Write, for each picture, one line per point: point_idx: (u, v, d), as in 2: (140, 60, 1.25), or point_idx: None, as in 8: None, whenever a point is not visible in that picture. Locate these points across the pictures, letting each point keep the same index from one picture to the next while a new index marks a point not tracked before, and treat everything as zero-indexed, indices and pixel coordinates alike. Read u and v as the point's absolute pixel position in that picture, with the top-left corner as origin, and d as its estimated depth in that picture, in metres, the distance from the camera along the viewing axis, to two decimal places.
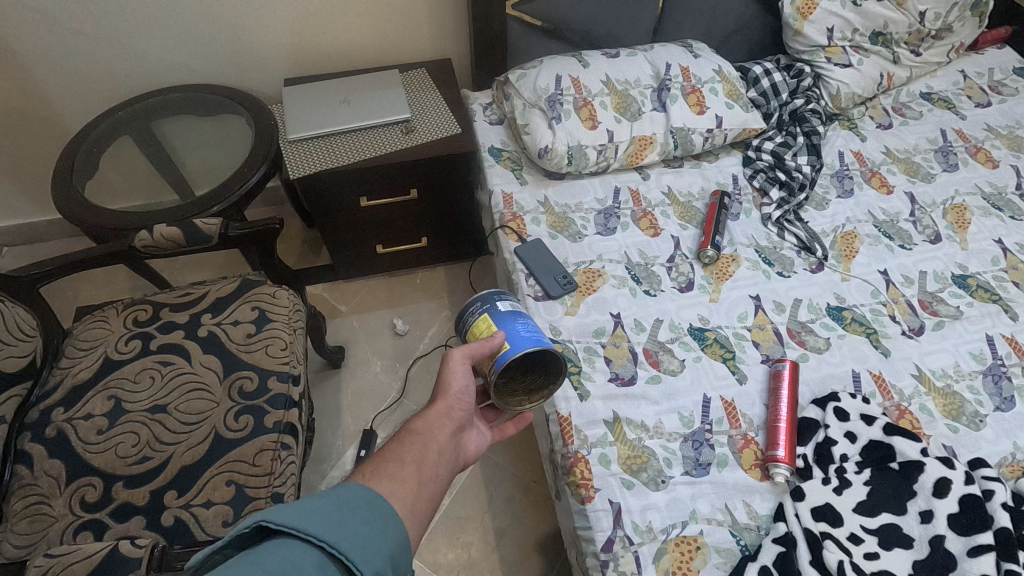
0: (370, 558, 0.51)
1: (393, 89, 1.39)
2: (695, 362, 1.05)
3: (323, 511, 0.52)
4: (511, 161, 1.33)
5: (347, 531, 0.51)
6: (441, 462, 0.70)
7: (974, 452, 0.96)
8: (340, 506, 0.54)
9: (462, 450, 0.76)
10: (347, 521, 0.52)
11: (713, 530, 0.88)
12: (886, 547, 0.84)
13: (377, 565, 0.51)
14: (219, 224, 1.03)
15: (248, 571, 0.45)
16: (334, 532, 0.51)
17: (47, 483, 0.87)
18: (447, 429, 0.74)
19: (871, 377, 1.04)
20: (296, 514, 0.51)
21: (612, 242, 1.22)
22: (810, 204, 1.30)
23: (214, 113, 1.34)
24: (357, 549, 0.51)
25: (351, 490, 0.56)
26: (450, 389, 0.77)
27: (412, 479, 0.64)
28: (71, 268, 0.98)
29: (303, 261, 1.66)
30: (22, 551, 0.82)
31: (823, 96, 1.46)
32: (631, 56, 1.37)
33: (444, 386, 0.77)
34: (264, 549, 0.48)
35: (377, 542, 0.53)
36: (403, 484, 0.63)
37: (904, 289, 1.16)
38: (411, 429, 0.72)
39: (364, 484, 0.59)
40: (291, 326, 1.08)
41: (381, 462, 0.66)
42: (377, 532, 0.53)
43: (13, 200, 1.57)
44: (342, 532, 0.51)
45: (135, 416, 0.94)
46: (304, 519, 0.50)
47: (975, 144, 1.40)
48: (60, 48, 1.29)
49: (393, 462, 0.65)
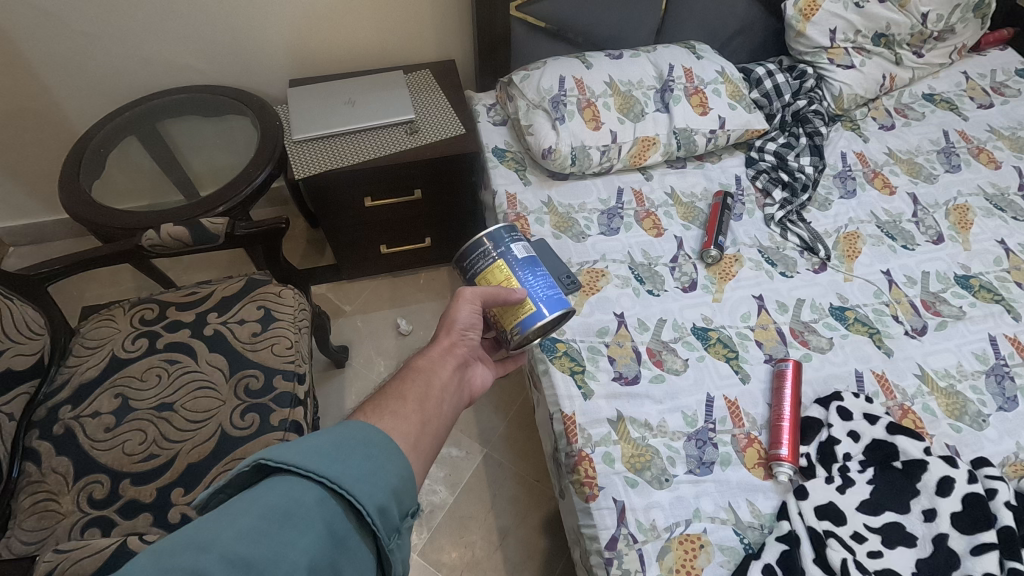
0: (372, 492, 0.49)
1: (397, 90, 1.40)
2: (699, 361, 1.06)
3: (322, 447, 0.51)
4: (515, 162, 1.34)
5: (347, 466, 0.50)
6: (446, 397, 0.70)
7: (977, 452, 0.96)
8: (339, 442, 0.52)
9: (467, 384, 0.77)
10: (347, 456, 0.51)
11: (716, 528, 0.88)
12: (889, 545, 0.84)
13: (380, 499, 0.50)
14: (225, 224, 1.03)
15: (245, 509, 0.45)
16: (333, 467, 0.49)
17: (55, 480, 0.88)
18: (453, 364, 0.75)
19: (874, 377, 1.04)
20: (294, 450, 0.49)
21: (616, 243, 1.22)
22: (813, 205, 1.30)
23: (220, 113, 1.35)
24: (358, 482, 0.49)
25: (352, 425, 0.55)
26: (455, 325, 0.79)
27: (414, 416, 0.63)
28: (79, 267, 0.99)
29: (307, 261, 1.66)
30: (31, 547, 0.83)
31: (826, 98, 1.46)
32: (635, 57, 1.38)
33: (449, 323, 0.79)
34: (263, 488, 0.47)
35: (378, 475, 0.51)
36: (405, 420, 0.62)
37: (907, 289, 1.16)
38: (416, 366, 0.72)
39: (364, 421, 0.57)
40: (296, 326, 1.08)
41: (383, 399, 0.65)
42: (379, 466, 0.52)
43: (20, 200, 1.58)
44: (342, 467, 0.50)
45: (142, 414, 0.95)
46: (302, 456, 0.49)
47: (978, 145, 1.40)
48: (68, 49, 1.30)
49: (394, 399, 0.65)
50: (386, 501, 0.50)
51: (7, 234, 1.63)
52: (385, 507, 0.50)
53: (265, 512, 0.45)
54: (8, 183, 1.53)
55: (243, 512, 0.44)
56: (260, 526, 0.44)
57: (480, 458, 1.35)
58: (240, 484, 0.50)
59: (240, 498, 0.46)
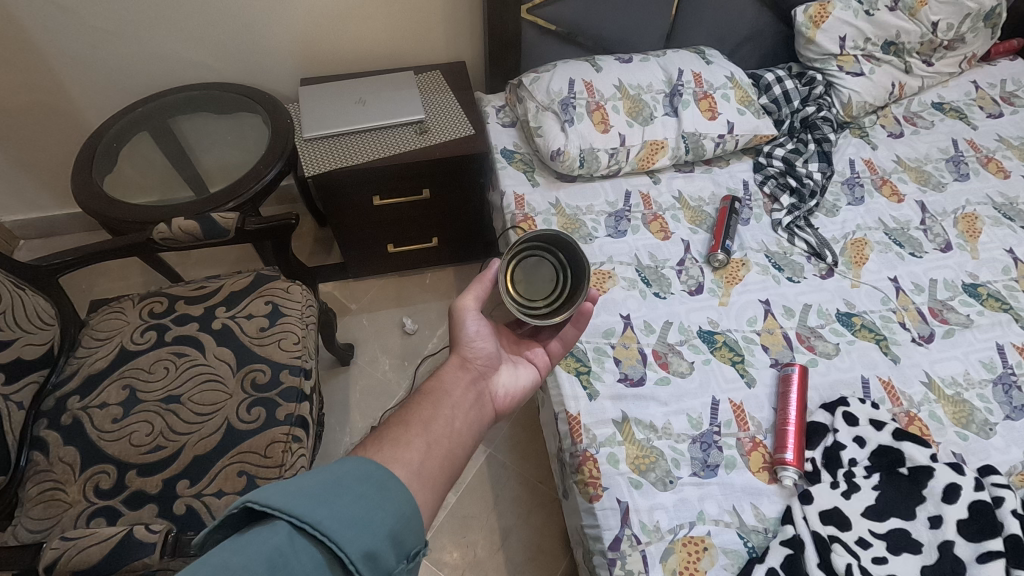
0: (360, 538, 0.48)
1: (408, 90, 1.41)
2: (705, 364, 1.06)
3: (310, 488, 0.50)
4: (523, 163, 1.35)
5: (333, 509, 0.48)
6: (458, 413, 0.71)
7: (983, 460, 0.96)
8: (328, 483, 0.51)
9: (492, 400, 0.79)
10: (334, 498, 0.49)
11: (720, 531, 0.88)
12: (894, 552, 0.84)
13: (368, 544, 0.48)
14: (236, 218, 1.04)
15: (228, 558, 0.43)
16: (317, 511, 0.48)
17: (62, 469, 0.89)
18: (465, 380, 0.77)
19: (881, 383, 1.04)
20: (279, 492, 0.48)
21: (623, 245, 1.23)
22: (820, 211, 1.30)
23: (232, 112, 1.36)
24: (343, 526, 0.48)
25: (342, 464, 0.54)
26: (460, 340, 0.80)
27: (417, 441, 0.63)
28: (90, 259, 0.99)
29: (315, 259, 1.67)
30: (37, 535, 0.83)
31: (834, 105, 1.46)
32: (644, 61, 1.39)
33: (454, 341, 0.81)
34: (246, 533, 0.46)
35: (367, 519, 0.49)
36: (407, 447, 0.62)
37: (914, 296, 1.16)
38: (423, 387, 0.74)
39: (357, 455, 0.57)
40: (303, 322, 1.09)
41: (387, 429, 0.65)
42: (369, 507, 0.50)
43: (32, 193, 1.59)
44: (328, 509, 0.48)
45: (149, 405, 0.95)
46: (285, 499, 0.48)
47: (987, 154, 1.40)
48: (83, 45, 1.31)
49: (398, 426, 0.65)
50: (377, 546, 0.49)
51: (18, 227, 1.65)
52: (375, 554, 0.48)
53: (244, 558, 0.44)
54: (21, 176, 1.54)
55: (225, 562, 0.43)
56: (240, 569, 0.43)
57: (484, 458, 1.35)
58: (229, 528, 0.49)
59: (224, 547, 0.45)
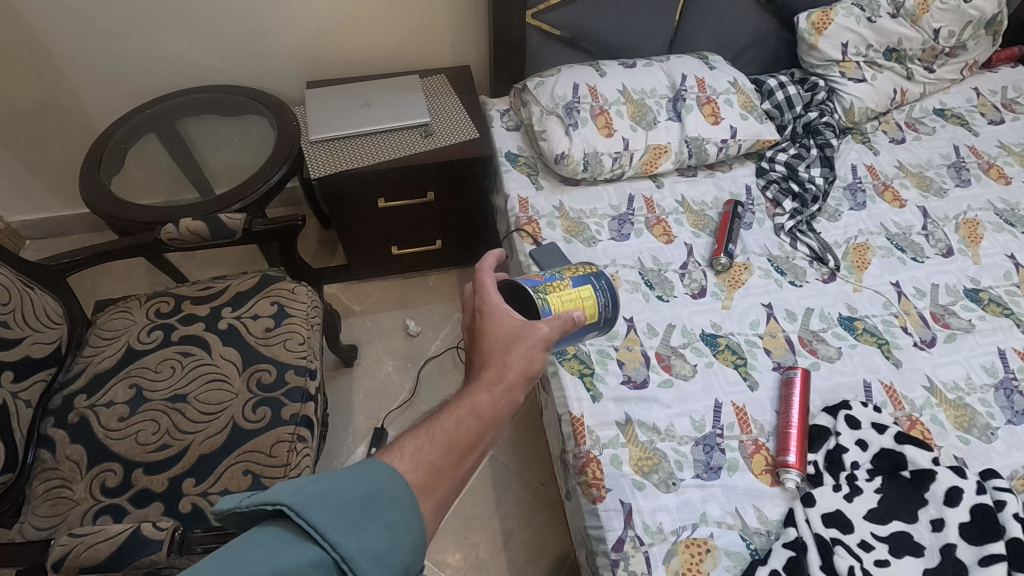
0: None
1: (413, 94, 1.42)
2: (707, 367, 1.06)
3: (344, 506, 0.48)
4: (528, 166, 1.36)
5: (363, 541, 0.47)
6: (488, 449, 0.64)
7: (985, 464, 0.96)
8: (361, 504, 0.49)
9: None
10: (366, 525, 0.48)
11: (723, 533, 0.88)
12: (897, 555, 0.84)
13: None
14: (243, 220, 1.05)
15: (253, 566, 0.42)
16: (350, 539, 0.46)
17: (69, 467, 0.89)
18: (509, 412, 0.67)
19: (883, 387, 1.04)
20: (317, 507, 0.47)
21: (626, 248, 1.23)
22: (822, 216, 1.31)
23: (238, 114, 1.38)
24: (368, 562, 0.46)
25: (378, 479, 0.51)
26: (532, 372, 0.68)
27: (452, 476, 0.57)
28: (98, 259, 1.00)
29: (319, 260, 1.69)
30: (44, 532, 0.84)
31: (837, 110, 1.47)
32: (648, 66, 1.40)
33: (525, 365, 0.68)
34: (274, 542, 0.45)
35: (390, 557, 0.47)
36: (441, 479, 0.56)
37: (916, 301, 1.17)
38: (474, 411, 0.62)
39: (392, 471, 0.53)
40: (309, 323, 1.09)
41: (426, 447, 0.57)
42: (395, 542, 0.48)
43: (39, 194, 1.60)
44: (357, 538, 0.46)
45: (155, 404, 0.96)
46: (320, 517, 0.46)
47: (988, 160, 1.41)
48: (92, 47, 1.33)
49: (439, 448, 0.57)
50: None
51: (24, 227, 1.66)
52: None
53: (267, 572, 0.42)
54: (28, 176, 1.55)
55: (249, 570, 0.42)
56: None
57: (486, 460, 1.36)
58: (256, 515, 0.48)
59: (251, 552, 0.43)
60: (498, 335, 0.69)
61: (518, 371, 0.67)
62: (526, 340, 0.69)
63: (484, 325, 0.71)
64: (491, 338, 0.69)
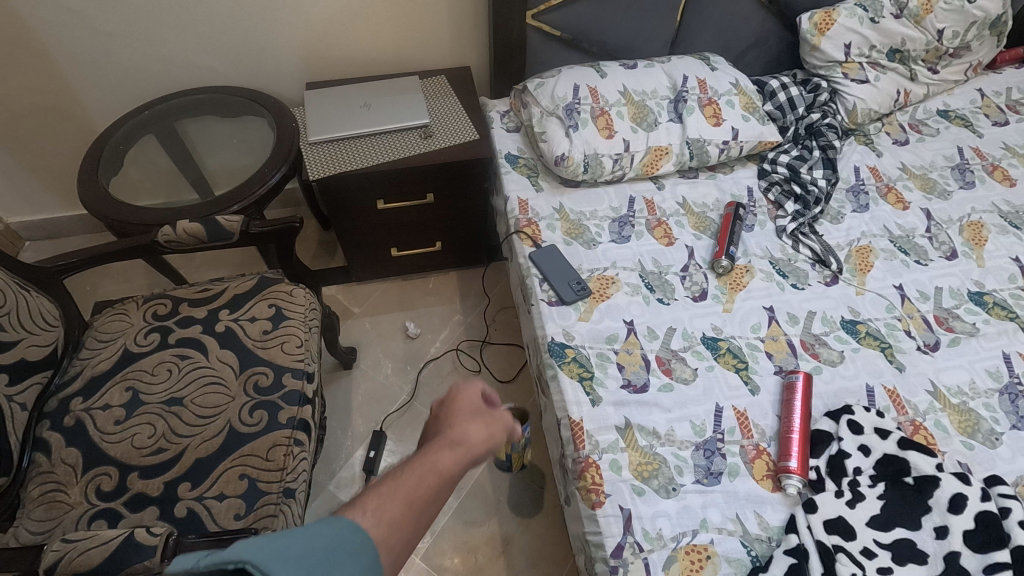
0: None
1: (413, 95, 1.41)
2: (708, 370, 1.05)
3: (313, 562, 0.46)
4: (527, 168, 1.35)
5: None
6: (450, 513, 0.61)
7: (989, 470, 0.95)
8: (328, 557, 0.48)
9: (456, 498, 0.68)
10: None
11: (723, 539, 0.87)
12: (899, 562, 0.84)
13: None
14: (240, 222, 1.04)
15: None
16: None
17: (64, 470, 0.89)
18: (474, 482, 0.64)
19: (885, 392, 1.03)
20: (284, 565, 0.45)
21: (626, 250, 1.22)
22: (825, 218, 1.30)
23: (238, 115, 1.37)
24: None
25: (339, 530, 0.50)
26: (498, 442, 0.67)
27: (410, 528, 0.54)
28: (95, 261, 1.00)
29: (319, 261, 1.68)
30: (38, 536, 0.83)
31: (840, 112, 1.46)
32: (649, 67, 1.39)
33: (492, 436, 0.67)
34: None
35: None
36: (399, 529, 0.54)
37: (920, 304, 1.15)
38: (439, 467, 0.60)
39: (353, 523, 0.51)
40: (306, 325, 1.09)
41: (388, 498, 0.55)
42: None
43: (38, 195, 1.60)
44: None
45: (152, 407, 0.95)
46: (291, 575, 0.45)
47: (992, 162, 1.40)
48: (91, 48, 1.32)
49: (400, 499, 0.56)
50: None
51: (24, 228, 1.66)
52: None
53: None
54: (27, 177, 1.55)
55: None
56: None
57: (485, 463, 1.35)
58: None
59: None
60: (465, 410, 0.70)
61: (486, 440, 0.66)
62: (490, 416, 0.69)
63: (451, 402, 0.72)
64: (458, 411, 0.70)
